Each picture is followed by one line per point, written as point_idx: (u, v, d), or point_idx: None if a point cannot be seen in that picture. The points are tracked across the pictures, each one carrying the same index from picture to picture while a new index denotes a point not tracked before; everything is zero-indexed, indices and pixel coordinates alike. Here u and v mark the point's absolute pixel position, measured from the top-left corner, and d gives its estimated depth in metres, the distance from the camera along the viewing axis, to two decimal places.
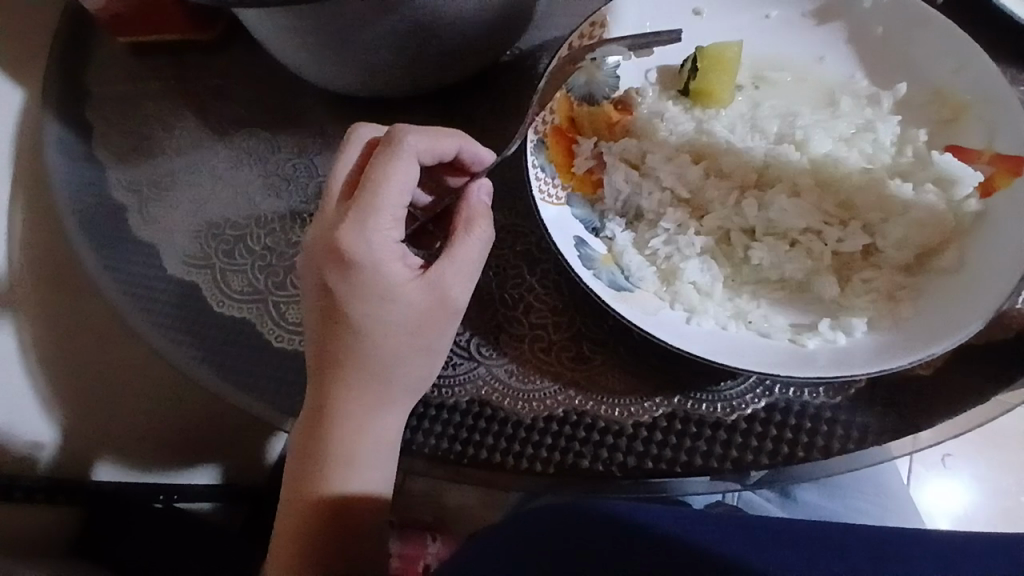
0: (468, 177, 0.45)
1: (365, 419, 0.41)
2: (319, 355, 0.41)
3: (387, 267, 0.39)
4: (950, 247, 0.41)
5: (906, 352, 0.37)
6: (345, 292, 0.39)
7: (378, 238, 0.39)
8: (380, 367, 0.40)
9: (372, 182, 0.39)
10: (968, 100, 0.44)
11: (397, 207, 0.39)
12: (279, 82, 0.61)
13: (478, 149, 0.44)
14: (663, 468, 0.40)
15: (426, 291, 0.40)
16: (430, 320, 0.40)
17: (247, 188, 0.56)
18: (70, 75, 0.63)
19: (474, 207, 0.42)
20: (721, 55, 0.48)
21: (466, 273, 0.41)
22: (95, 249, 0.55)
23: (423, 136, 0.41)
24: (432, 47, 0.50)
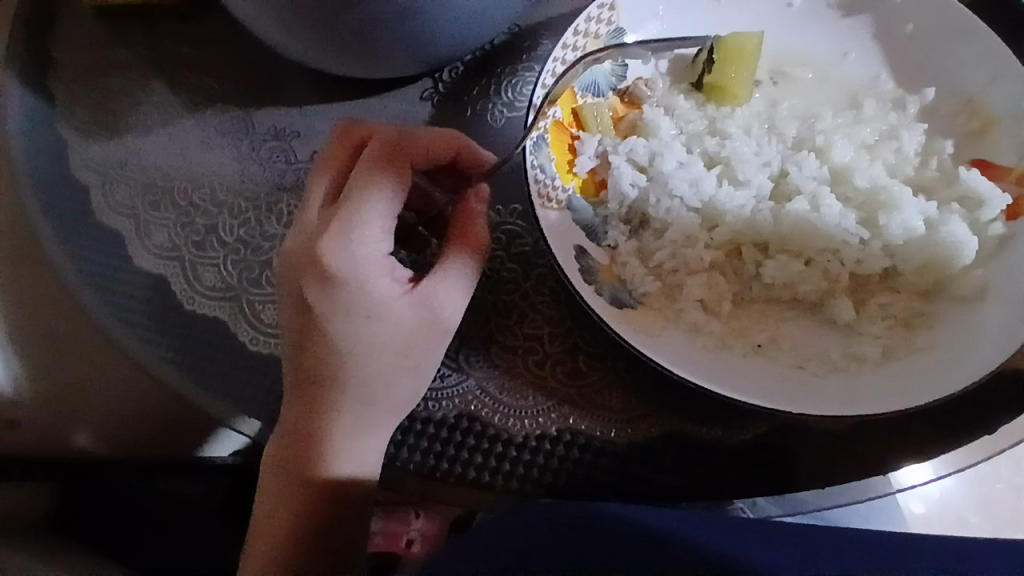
0: (466, 180, 0.41)
1: (346, 439, 0.38)
2: (298, 371, 0.38)
3: (372, 280, 0.37)
4: (973, 269, 0.38)
5: (927, 390, 0.35)
6: (326, 306, 0.37)
7: (363, 249, 0.36)
8: (363, 386, 0.38)
9: (359, 188, 0.36)
10: (999, 113, 0.42)
11: (385, 216, 0.37)
12: (256, 54, 0.56)
13: (477, 150, 0.40)
14: (660, 495, 0.39)
15: (414, 308, 0.37)
16: (418, 340, 0.37)
17: (221, 173, 0.52)
18: (25, 36, 0.58)
19: (471, 217, 0.39)
20: (743, 46, 0.44)
21: (459, 288, 0.38)
22: (54, 232, 0.51)
23: (416, 139, 0.38)
24: (424, 26, 0.45)
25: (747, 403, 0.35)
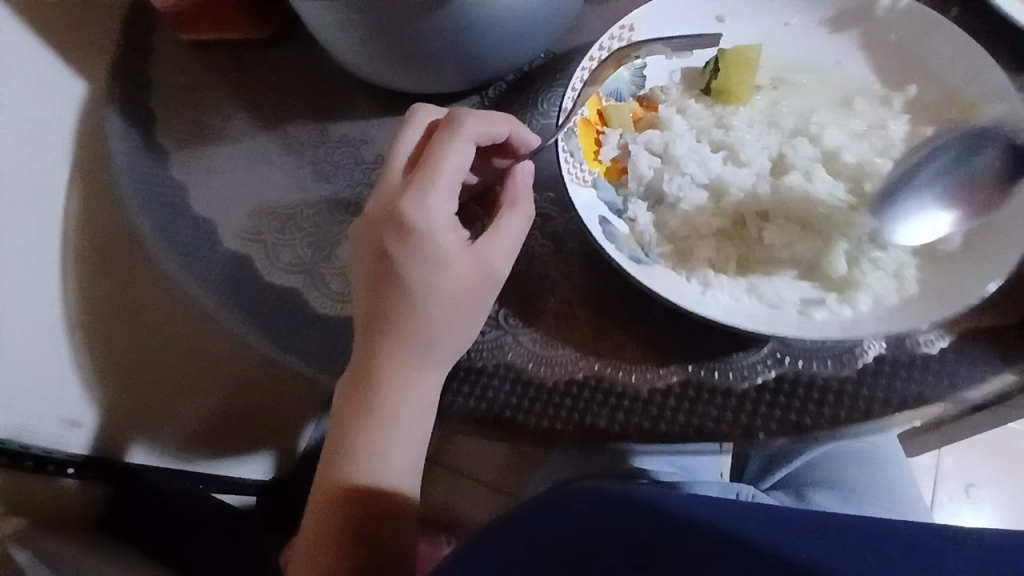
0: (513, 159, 0.51)
1: (411, 374, 0.45)
2: (373, 312, 0.46)
3: (440, 236, 0.45)
4: (952, 230, 0.45)
5: (910, 320, 0.42)
6: (401, 256, 0.45)
7: (435, 207, 0.45)
8: (428, 327, 0.45)
9: (434, 157, 0.45)
10: (978, 102, 0.48)
11: (452, 184, 0.45)
12: (330, 77, 0.66)
13: (526, 133, 0.49)
14: (676, 430, 0.43)
15: (472, 261, 0.45)
16: (475, 288, 0.45)
17: (297, 172, 0.61)
18: (137, 67, 0.69)
19: (518, 189, 0.48)
20: (744, 56, 0.51)
21: (509, 245, 0.46)
22: (153, 221, 0.60)
23: (482, 120, 0.46)
24: (474, 43, 0.54)
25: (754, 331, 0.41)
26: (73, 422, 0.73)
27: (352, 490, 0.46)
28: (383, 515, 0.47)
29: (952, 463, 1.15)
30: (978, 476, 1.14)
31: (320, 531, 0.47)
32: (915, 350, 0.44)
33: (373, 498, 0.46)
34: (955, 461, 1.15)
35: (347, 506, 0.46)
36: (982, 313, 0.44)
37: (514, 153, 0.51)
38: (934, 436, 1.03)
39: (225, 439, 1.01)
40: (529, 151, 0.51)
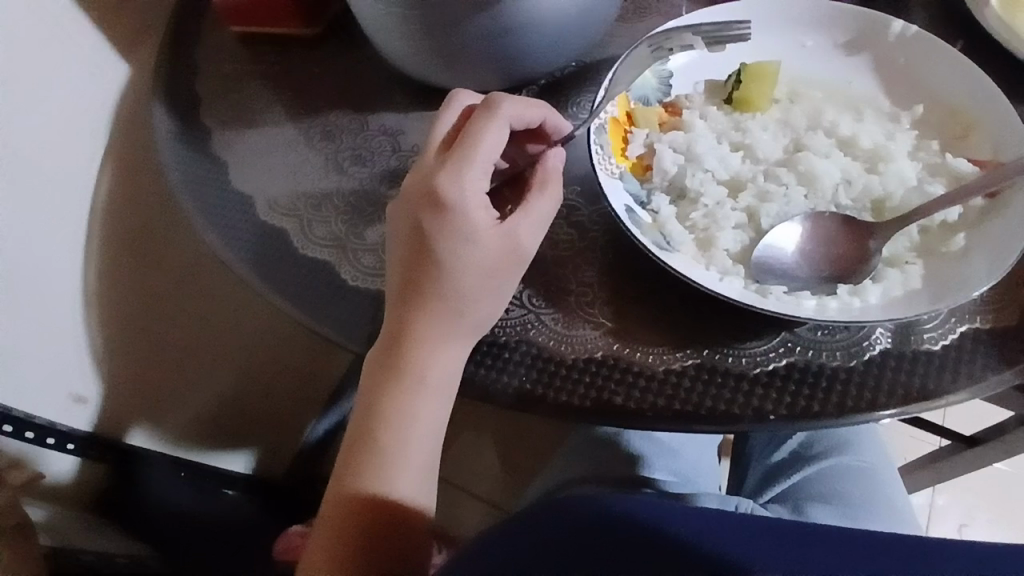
0: (546, 145, 0.55)
1: (438, 342, 0.47)
2: (406, 281, 0.48)
3: (473, 211, 0.47)
4: (957, 236, 0.48)
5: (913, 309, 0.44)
6: (435, 228, 0.47)
7: (472, 180, 0.47)
8: (457, 297, 0.47)
9: (471, 136, 0.48)
10: (978, 121, 0.52)
11: (487, 162, 0.48)
12: (371, 72, 0.70)
13: (559, 119, 0.54)
14: (690, 409, 0.45)
15: (502, 237, 0.48)
16: (503, 263, 0.48)
17: (334, 157, 0.65)
18: (187, 53, 0.73)
19: (548, 171, 0.51)
20: (760, 70, 0.56)
21: (539, 221, 0.49)
22: (193, 193, 0.63)
23: (517, 105, 0.50)
24: (513, 45, 0.58)
25: (768, 311, 0.44)
26: (80, 398, 0.75)
27: (377, 450, 0.48)
28: (405, 477, 0.48)
29: (945, 503, 1.15)
30: (971, 516, 1.14)
31: (341, 491, 0.48)
32: (919, 346, 0.46)
33: (398, 459, 0.48)
34: (947, 500, 1.16)
35: (372, 465, 0.48)
36: (983, 316, 0.47)
37: (545, 139, 0.55)
38: (926, 468, 1.04)
39: (226, 424, 1.02)
40: (561, 137, 0.55)
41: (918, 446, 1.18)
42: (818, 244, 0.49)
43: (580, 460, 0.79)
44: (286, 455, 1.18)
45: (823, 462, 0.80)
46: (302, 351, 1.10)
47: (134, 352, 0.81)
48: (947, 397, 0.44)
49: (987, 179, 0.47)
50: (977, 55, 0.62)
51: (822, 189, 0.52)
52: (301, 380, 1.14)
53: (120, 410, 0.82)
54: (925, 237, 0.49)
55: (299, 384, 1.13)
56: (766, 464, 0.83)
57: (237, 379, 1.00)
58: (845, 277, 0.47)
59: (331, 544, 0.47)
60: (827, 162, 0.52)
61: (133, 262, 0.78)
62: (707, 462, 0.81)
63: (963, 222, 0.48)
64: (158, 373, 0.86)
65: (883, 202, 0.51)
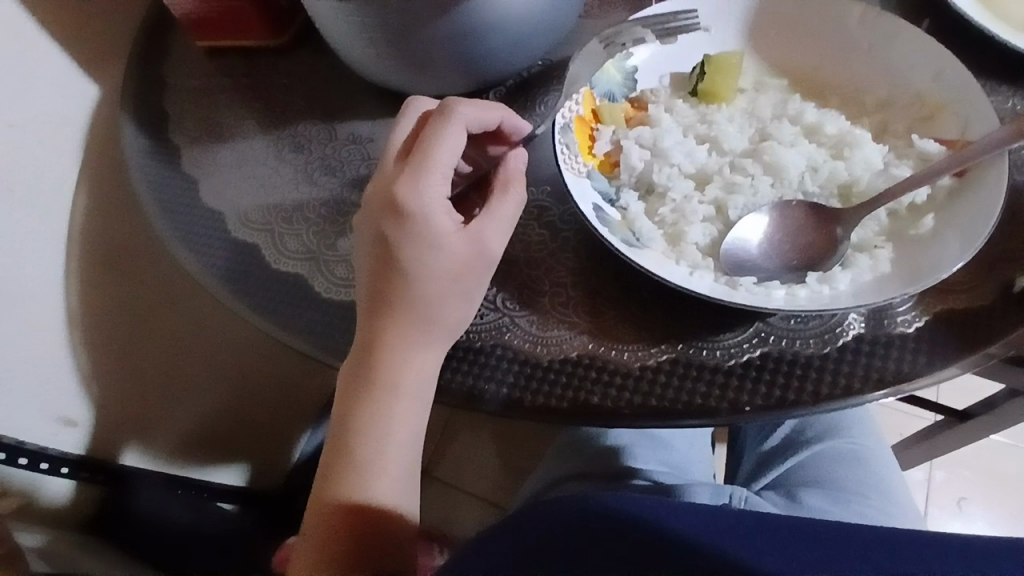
0: (507, 146, 0.55)
1: (409, 351, 0.47)
2: (373, 291, 0.48)
3: (435, 217, 0.47)
4: (926, 218, 0.48)
5: (881, 294, 0.44)
6: (397, 237, 0.47)
7: (431, 187, 0.47)
8: (425, 305, 0.47)
9: (428, 142, 0.48)
10: (944, 102, 0.52)
11: (446, 167, 0.48)
12: (340, 81, 0.70)
13: (518, 120, 0.54)
14: (666, 405, 0.45)
15: (466, 241, 0.47)
16: (469, 268, 0.48)
17: (306, 168, 0.64)
18: (155, 71, 0.73)
19: (511, 173, 0.51)
20: (726, 60, 0.56)
21: (504, 223, 0.49)
22: (164, 213, 0.63)
23: (474, 108, 0.50)
24: (476, 48, 0.58)
25: (737, 304, 0.44)
26: (68, 421, 0.75)
27: (355, 462, 0.48)
28: (387, 487, 0.48)
29: (941, 478, 1.16)
30: (968, 489, 1.15)
31: (322, 506, 0.48)
32: (891, 330, 0.46)
33: (377, 470, 0.48)
34: (943, 474, 1.16)
35: (351, 477, 0.48)
36: (954, 296, 0.47)
37: (507, 140, 0.55)
38: (920, 444, 1.05)
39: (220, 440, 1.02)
40: (521, 138, 0.56)
41: (912, 422, 1.18)
42: (786, 234, 0.49)
43: (570, 454, 0.78)
44: (283, 466, 1.18)
45: (816, 448, 0.80)
46: (290, 363, 1.10)
47: (121, 373, 0.81)
48: (920, 379, 0.44)
49: (954, 159, 0.47)
50: (943, 35, 0.62)
51: (789, 177, 0.52)
52: (292, 391, 1.14)
53: (105, 434, 0.81)
54: (892, 221, 0.49)
55: (288, 396, 1.13)
56: (759, 452, 0.83)
57: (226, 394, 1.00)
58: (811, 266, 0.48)
59: (315, 559, 0.47)
60: (793, 151, 0.53)
61: (112, 285, 0.77)
62: (698, 452, 0.81)
63: (930, 204, 0.49)
64: (146, 393, 0.85)
65: (849, 187, 0.52)
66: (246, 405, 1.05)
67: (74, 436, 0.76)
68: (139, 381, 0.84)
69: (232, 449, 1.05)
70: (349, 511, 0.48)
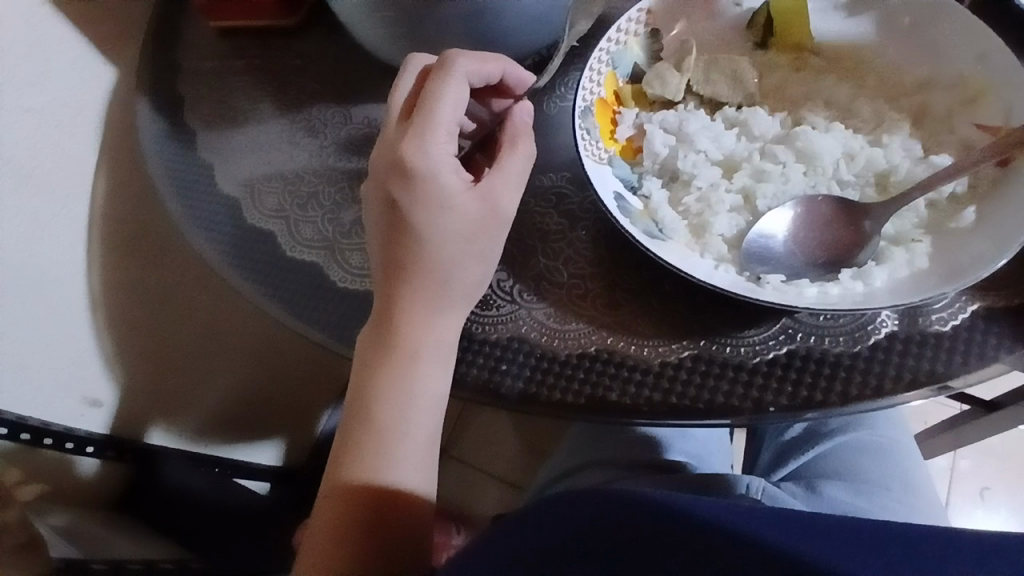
0: (511, 99, 0.55)
1: (426, 315, 0.47)
2: (388, 258, 0.47)
3: (443, 175, 0.46)
4: (966, 209, 0.45)
5: (917, 293, 0.42)
6: (407, 200, 0.46)
7: (436, 143, 0.47)
8: (441, 268, 0.47)
9: (429, 98, 0.47)
10: (990, 83, 0.48)
11: (449, 123, 0.47)
12: (355, 61, 0.68)
13: (519, 72, 0.53)
14: (687, 403, 0.44)
15: (478, 200, 0.47)
16: (483, 226, 0.47)
17: (320, 152, 0.63)
18: (170, 52, 0.72)
19: (518, 127, 0.51)
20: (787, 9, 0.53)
21: (514, 178, 0.49)
22: (179, 197, 0.62)
23: (473, 60, 0.49)
24: (492, 29, 0.55)
25: (763, 299, 0.42)
26: (92, 402, 0.76)
27: (374, 439, 0.47)
28: (405, 478, 0.48)
29: (966, 467, 1.13)
30: (993, 478, 1.12)
31: (343, 487, 0.48)
32: (927, 327, 0.44)
33: (392, 456, 0.47)
34: (969, 464, 1.13)
35: (372, 453, 0.47)
36: (995, 292, 0.45)
37: (510, 93, 0.55)
38: (947, 433, 1.02)
39: (243, 419, 1.03)
40: (524, 90, 0.55)
41: (939, 411, 1.15)
42: (812, 230, 0.47)
43: (586, 440, 0.77)
44: (303, 446, 1.20)
45: (836, 438, 0.77)
46: (309, 348, 1.10)
47: (143, 354, 0.82)
48: (954, 380, 0.42)
49: (998, 145, 0.44)
50: (990, 10, 0.58)
51: (820, 164, 0.49)
52: (314, 374, 1.14)
53: (128, 417, 0.82)
54: (931, 212, 0.47)
55: (310, 378, 1.14)
56: (778, 442, 0.80)
57: (246, 374, 1.00)
58: (841, 261, 0.46)
59: (335, 542, 0.47)
60: (827, 137, 0.50)
61: (132, 271, 0.77)
62: (718, 442, 0.80)
63: (971, 193, 0.46)
64: (167, 376, 0.86)
65: (887, 176, 0.49)
66: (267, 385, 1.06)
67: (102, 416, 0.78)
68: (161, 361, 0.84)
69: (252, 436, 1.07)
70: (365, 497, 0.47)
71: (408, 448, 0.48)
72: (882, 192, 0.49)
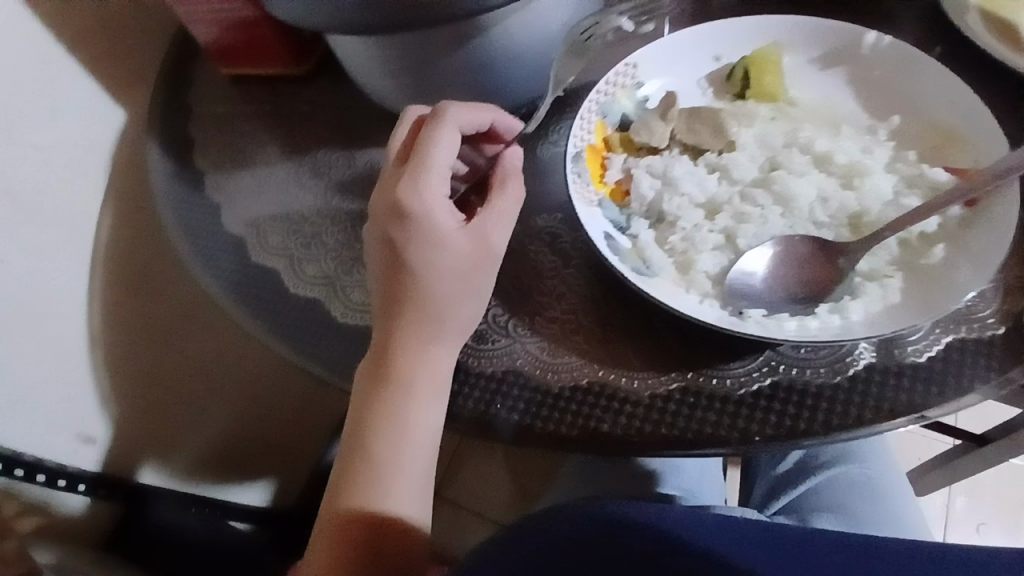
0: (501, 145, 0.58)
1: (422, 348, 0.48)
2: (386, 294, 0.50)
3: (437, 216, 0.49)
4: (937, 247, 0.48)
5: (892, 325, 0.45)
6: (404, 239, 0.49)
7: (430, 185, 0.50)
8: (435, 303, 0.49)
9: (425, 145, 0.50)
10: (958, 131, 0.53)
11: (443, 167, 0.50)
12: (359, 108, 0.72)
13: (508, 119, 0.57)
14: (676, 434, 0.45)
15: (470, 238, 0.49)
16: (475, 263, 0.49)
17: (324, 194, 0.66)
18: (181, 99, 0.75)
19: (508, 169, 0.54)
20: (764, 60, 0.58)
21: (505, 218, 0.51)
22: (186, 236, 0.65)
23: (464, 110, 0.53)
24: (489, 79, 0.59)
25: (744, 332, 0.44)
26: (88, 438, 0.77)
27: (372, 471, 0.48)
28: (402, 509, 0.49)
29: (962, 503, 1.13)
30: (989, 515, 1.12)
31: (341, 519, 0.48)
32: (904, 359, 0.46)
33: (389, 488, 0.48)
34: (964, 500, 1.13)
35: (369, 482, 0.48)
36: (968, 325, 0.47)
37: (499, 138, 0.58)
38: (940, 469, 1.02)
39: (236, 456, 1.03)
40: (513, 135, 0.58)
41: (932, 447, 1.16)
42: (791, 267, 0.49)
43: (580, 476, 0.78)
44: (296, 484, 1.19)
45: (828, 472, 0.78)
46: (304, 384, 1.10)
47: (140, 390, 0.82)
48: (930, 411, 0.44)
49: (965, 188, 0.47)
50: (953, 62, 0.63)
51: (798, 205, 0.53)
52: (309, 410, 1.15)
53: (122, 455, 0.82)
54: (903, 250, 0.49)
55: (305, 414, 1.14)
56: (769, 477, 0.81)
57: (242, 409, 1.01)
58: (819, 297, 0.48)
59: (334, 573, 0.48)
60: (803, 181, 0.53)
61: (133, 308, 0.79)
62: (712, 477, 0.80)
63: (941, 233, 0.49)
64: (164, 412, 0.87)
65: (860, 217, 0.52)
66: (261, 421, 1.06)
67: (96, 454, 0.78)
68: (156, 396, 0.85)
69: (244, 475, 1.06)
70: (363, 525, 0.48)
71: (404, 479, 0.49)
72: (856, 231, 0.52)
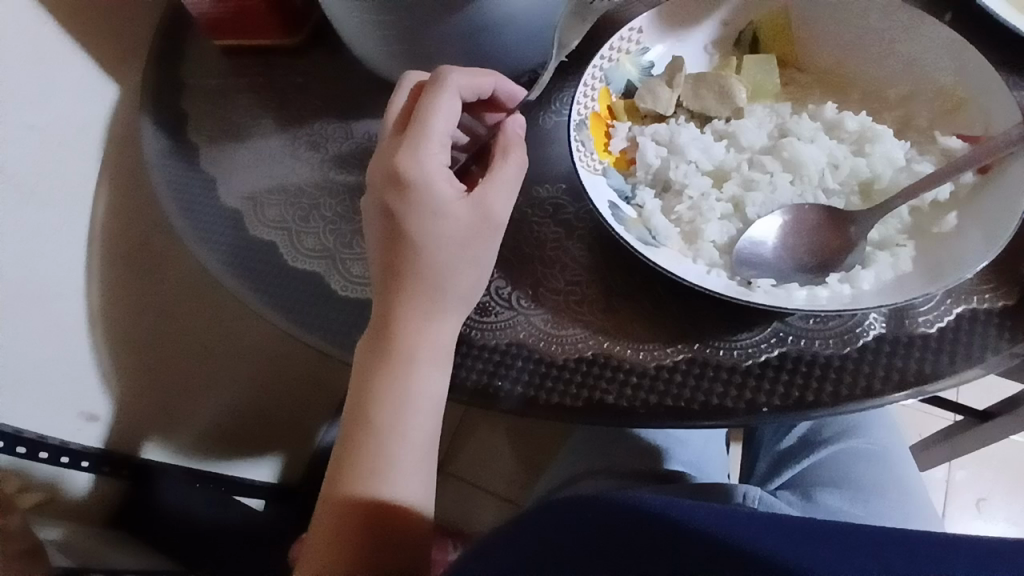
0: (504, 113, 0.57)
1: (423, 320, 0.48)
2: (386, 265, 0.49)
3: (437, 184, 0.48)
4: (948, 215, 0.47)
5: (903, 293, 0.44)
6: (402, 208, 0.48)
7: (429, 153, 0.48)
8: (435, 273, 0.48)
9: (423, 112, 0.49)
10: (969, 94, 0.51)
11: (443, 135, 0.49)
12: (357, 78, 0.70)
13: (511, 87, 0.55)
14: (682, 405, 0.45)
15: (471, 207, 0.48)
16: (476, 232, 0.48)
17: (321, 166, 0.65)
18: (174, 71, 0.74)
19: (510, 137, 0.52)
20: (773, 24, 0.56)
21: (507, 187, 0.50)
22: (182, 210, 0.63)
23: (464, 76, 0.51)
24: (489, 46, 0.58)
25: (751, 301, 0.44)
26: (90, 416, 0.76)
27: (374, 444, 0.48)
28: (405, 481, 0.49)
29: (962, 477, 1.14)
30: (989, 489, 1.12)
31: (343, 490, 0.48)
32: (914, 329, 0.46)
33: (391, 460, 0.48)
34: (965, 474, 1.14)
35: (372, 455, 0.48)
36: (979, 294, 0.46)
37: (503, 107, 0.57)
38: (942, 444, 1.03)
39: (240, 434, 1.03)
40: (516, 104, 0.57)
41: (934, 422, 1.16)
42: (800, 236, 0.48)
43: (584, 452, 0.78)
44: (300, 462, 1.20)
45: (832, 447, 0.78)
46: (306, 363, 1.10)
47: (141, 368, 0.82)
48: (942, 381, 0.44)
49: (978, 153, 0.46)
50: (966, 27, 0.61)
51: (807, 173, 0.51)
52: (311, 388, 1.15)
53: (124, 434, 0.82)
54: (914, 218, 0.49)
55: (308, 392, 1.14)
56: (774, 450, 0.82)
57: (244, 387, 1.00)
58: (828, 266, 0.47)
59: (336, 544, 0.48)
60: (812, 147, 0.52)
61: (132, 286, 0.78)
62: (715, 451, 0.81)
63: (953, 200, 0.48)
64: (166, 390, 0.86)
65: (870, 184, 0.51)
66: (264, 399, 1.06)
67: (100, 432, 0.78)
68: (157, 374, 0.84)
69: (247, 453, 1.06)
70: (365, 498, 0.48)
71: (407, 451, 0.48)
72: (866, 199, 0.51)
